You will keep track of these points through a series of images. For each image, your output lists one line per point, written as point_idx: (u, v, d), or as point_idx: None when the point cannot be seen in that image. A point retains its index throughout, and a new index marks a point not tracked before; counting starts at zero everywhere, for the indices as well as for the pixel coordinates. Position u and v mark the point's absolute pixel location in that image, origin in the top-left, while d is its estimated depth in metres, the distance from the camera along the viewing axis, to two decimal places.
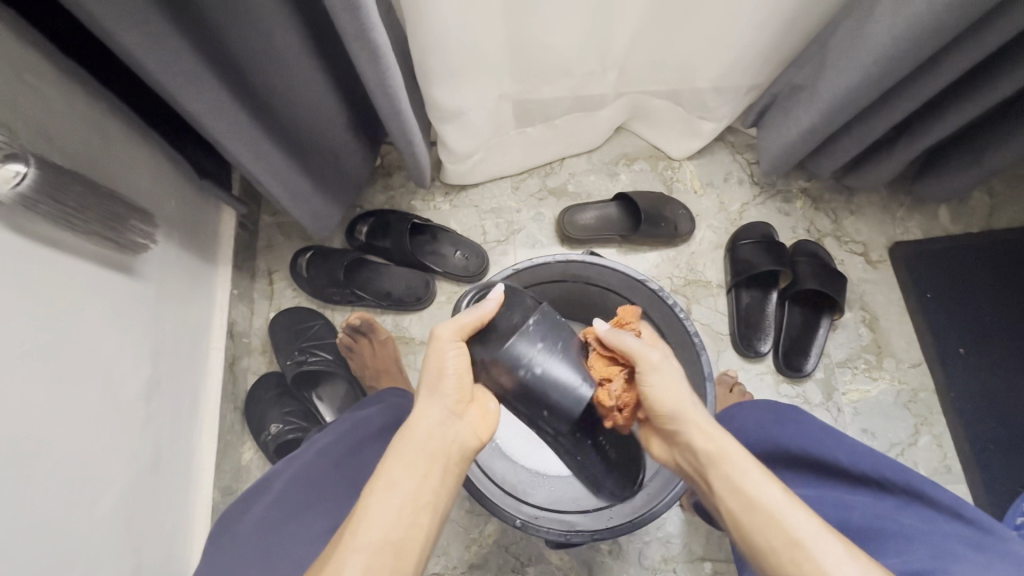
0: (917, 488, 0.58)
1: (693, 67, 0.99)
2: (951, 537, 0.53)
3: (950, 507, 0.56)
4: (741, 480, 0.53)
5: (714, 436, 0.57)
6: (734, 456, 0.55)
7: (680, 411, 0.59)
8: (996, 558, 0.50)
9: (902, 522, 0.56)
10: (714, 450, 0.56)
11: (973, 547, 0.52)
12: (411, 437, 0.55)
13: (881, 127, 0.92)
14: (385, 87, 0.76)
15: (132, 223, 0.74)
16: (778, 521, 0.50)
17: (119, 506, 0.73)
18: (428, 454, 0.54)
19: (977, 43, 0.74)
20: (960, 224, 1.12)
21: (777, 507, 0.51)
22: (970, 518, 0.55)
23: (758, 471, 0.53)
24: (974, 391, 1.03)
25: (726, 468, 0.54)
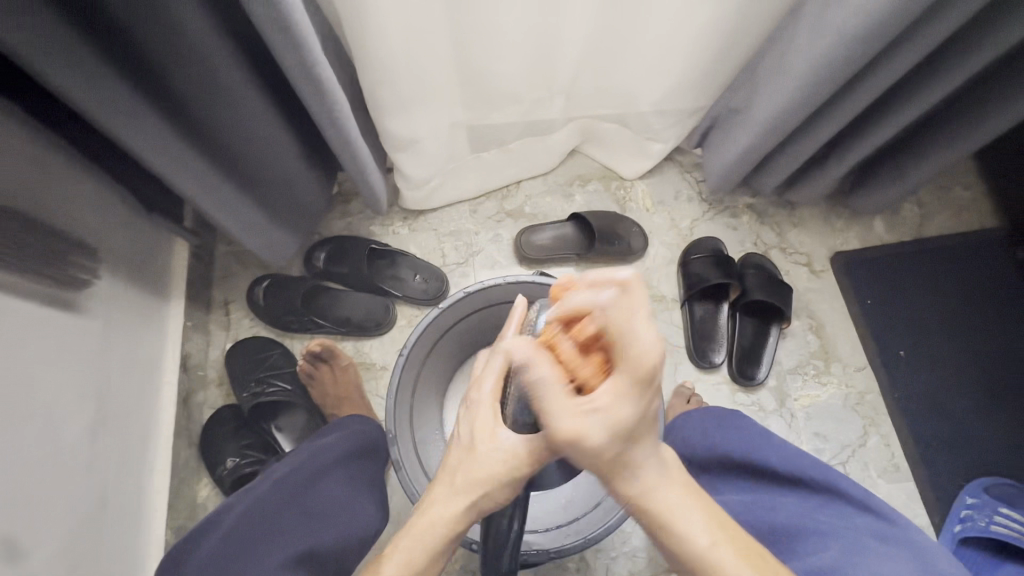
0: (836, 488, 0.64)
1: (636, 93, 1.03)
2: (860, 532, 0.58)
3: (860, 503, 0.62)
4: (670, 527, 0.49)
5: (650, 487, 0.49)
6: (661, 500, 0.49)
7: (576, 456, 0.48)
8: (899, 548, 0.56)
9: (821, 520, 0.60)
10: (639, 494, 0.50)
11: (879, 540, 0.57)
12: (429, 534, 0.54)
13: (812, 146, 0.98)
14: (333, 119, 0.77)
15: (72, 259, 0.75)
16: (705, 573, 0.48)
17: (63, 553, 0.70)
18: (444, 545, 0.54)
19: (886, 68, 0.81)
20: (893, 233, 1.19)
21: (705, 553, 0.48)
22: (877, 512, 0.61)
23: (700, 528, 0.49)
24: (916, 391, 1.08)
25: (664, 528, 0.50)
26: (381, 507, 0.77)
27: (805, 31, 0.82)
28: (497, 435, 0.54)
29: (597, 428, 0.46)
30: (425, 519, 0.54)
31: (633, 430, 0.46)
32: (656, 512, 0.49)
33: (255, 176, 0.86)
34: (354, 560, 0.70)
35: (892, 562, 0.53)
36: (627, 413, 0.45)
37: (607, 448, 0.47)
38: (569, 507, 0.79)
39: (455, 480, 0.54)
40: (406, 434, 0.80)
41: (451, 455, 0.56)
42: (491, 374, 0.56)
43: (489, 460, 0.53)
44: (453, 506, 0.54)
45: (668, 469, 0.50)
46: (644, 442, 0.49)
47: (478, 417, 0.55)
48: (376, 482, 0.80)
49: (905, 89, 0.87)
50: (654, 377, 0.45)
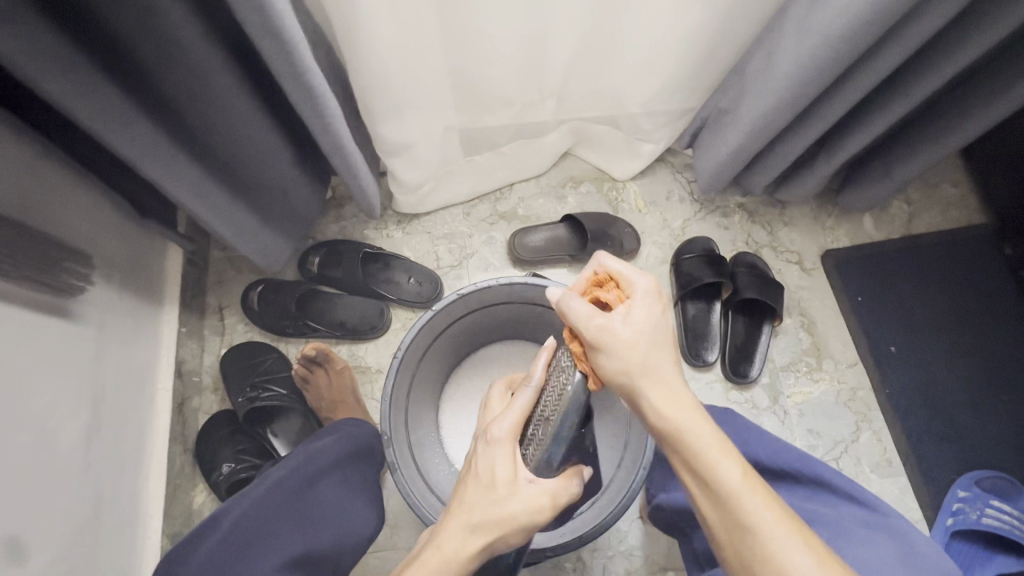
0: (822, 478, 0.64)
1: (627, 94, 1.04)
2: (845, 519, 0.59)
3: (848, 493, 0.62)
4: (698, 458, 0.50)
5: (677, 410, 0.52)
6: (692, 431, 0.51)
7: (599, 359, 0.54)
8: (880, 534, 0.56)
9: (804, 509, 0.62)
10: (667, 421, 0.52)
11: (862, 525, 0.58)
12: (443, 564, 0.54)
13: (800, 145, 0.99)
14: (326, 123, 0.78)
15: (68, 266, 0.75)
16: (730, 505, 0.49)
17: (58, 560, 0.70)
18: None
19: (871, 68, 0.82)
20: (882, 230, 1.20)
21: (728, 487, 0.49)
22: (864, 501, 0.61)
23: (728, 459, 0.50)
24: (907, 387, 1.09)
25: (689, 449, 0.51)
26: (378, 509, 0.78)
27: (791, 32, 0.83)
28: (518, 480, 0.58)
29: (620, 326, 0.54)
30: (438, 554, 0.55)
31: (652, 333, 0.54)
32: (684, 439, 0.51)
33: (248, 181, 0.86)
34: (347, 561, 0.71)
35: (872, 548, 0.55)
36: (644, 315, 0.55)
37: (628, 348, 0.54)
38: (564, 508, 0.80)
39: (474, 516, 0.56)
40: (401, 436, 0.80)
41: (470, 491, 0.58)
42: (515, 417, 0.60)
43: (508, 504, 0.56)
44: (469, 543, 0.55)
45: (696, 408, 0.53)
46: (664, 361, 0.54)
47: (499, 459, 0.59)
48: (372, 484, 0.80)
49: (890, 89, 0.88)
50: (658, 296, 0.56)
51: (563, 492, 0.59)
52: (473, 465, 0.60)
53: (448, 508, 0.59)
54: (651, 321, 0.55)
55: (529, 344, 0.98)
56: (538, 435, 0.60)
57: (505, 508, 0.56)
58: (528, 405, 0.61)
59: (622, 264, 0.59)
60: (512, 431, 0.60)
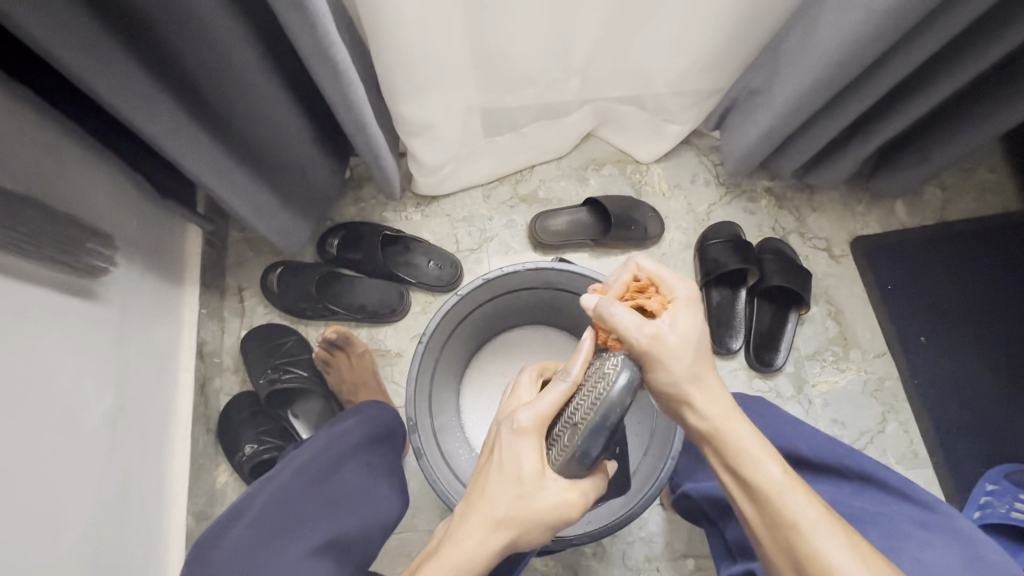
0: (870, 473, 0.63)
1: (654, 73, 1.01)
2: (901, 518, 0.58)
3: (899, 490, 0.61)
4: (743, 461, 0.53)
5: (716, 406, 0.56)
6: (736, 433, 0.54)
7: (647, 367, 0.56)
8: (938, 533, 0.56)
9: (855, 505, 0.61)
10: (716, 423, 0.55)
11: (920, 525, 0.57)
12: (464, 559, 0.52)
13: (835, 128, 0.95)
14: (348, 101, 0.76)
15: (89, 247, 0.74)
16: (774, 505, 0.51)
17: (88, 538, 0.71)
18: None
19: (917, 45, 0.78)
20: (915, 217, 1.16)
21: (769, 478, 0.52)
22: (918, 499, 0.60)
23: (762, 449, 0.53)
24: (936, 378, 1.07)
25: (726, 443, 0.54)
26: (402, 495, 0.77)
27: (833, 8, 0.79)
28: (545, 477, 0.56)
29: (673, 334, 0.55)
30: (460, 551, 0.53)
31: (697, 340, 0.56)
32: (728, 438, 0.54)
33: (268, 161, 0.85)
34: (376, 544, 0.70)
35: (933, 549, 0.54)
36: (692, 323, 0.56)
37: (673, 362, 0.55)
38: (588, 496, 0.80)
39: (498, 509, 0.54)
40: (426, 421, 0.78)
41: (493, 482, 0.56)
42: (544, 411, 0.56)
43: (531, 505, 0.54)
44: (488, 541, 0.53)
45: (735, 410, 0.56)
46: (710, 366, 0.57)
47: (524, 453, 0.56)
48: (396, 469, 0.80)
49: (935, 68, 0.84)
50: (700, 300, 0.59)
51: (583, 494, 0.57)
52: (497, 454, 0.57)
53: (472, 505, 0.55)
54: (698, 326, 0.57)
55: (551, 328, 0.98)
56: (564, 438, 0.55)
57: (529, 508, 0.54)
58: (558, 404, 0.56)
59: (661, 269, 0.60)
60: (539, 426, 0.56)
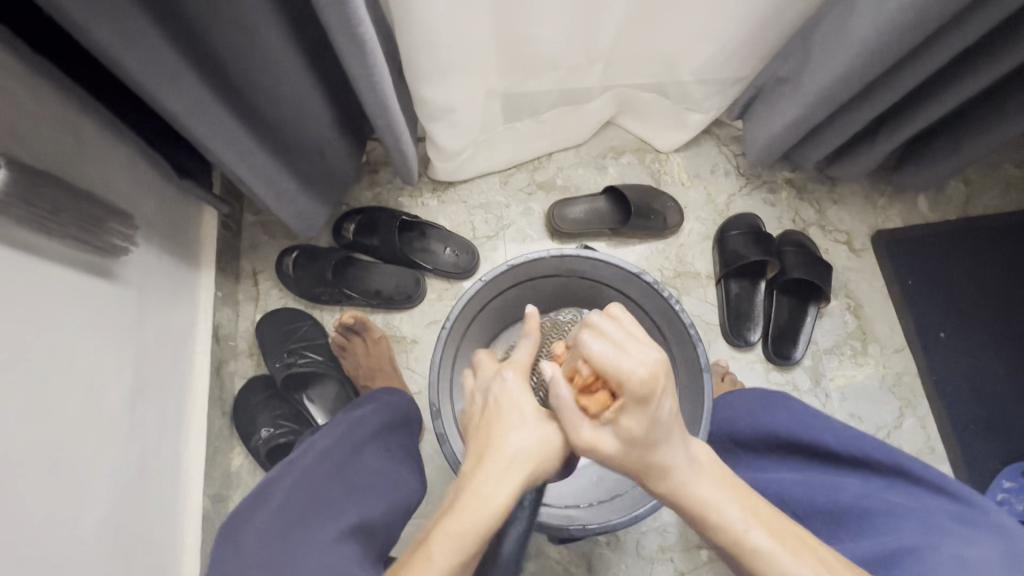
0: (905, 469, 0.63)
1: (678, 60, 0.99)
2: (938, 514, 0.58)
3: (936, 485, 0.62)
4: (709, 524, 0.52)
5: (675, 472, 0.53)
6: (697, 495, 0.53)
7: (599, 461, 0.56)
8: (980, 530, 0.56)
9: (889, 500, 0.61)
10: (675, 492, 0.53)
11: (960, 522, 0.57)
12: (480, 507, 0.48)
13: (863, 118, 0.94)
14: (372, 82, 0.74)
15: (111, 225, 0.72)
16: (750, 562, 0.50)
17: (107, 518, 0.71)
18: (501, 518, 0.48)
19: (954, 33, 0.76)
20: (937, 212, 1.15)
21: (741, 536, 0.50)
22: (955, 495, 0.60)
23: (727, 505, 0.52)
24: (955, 374, 1.06)
25: (691, 510, 0.53)
26: (421, 481, 0.77)
27: None
28: (542, 416, 0.56)
29: (611, 438, 0.52)
30: (479, 493, 0.49)
31: (648, 434, 0.51)
32: (688, 506, 0.53)
33: (287, 141, 0.84)
34: (398, 528, 0.69)
35: (974, 544, 0.54)
36: (633, 423, 0.50)
37: (617, 459, 0.53)
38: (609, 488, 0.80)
39: (510, 447, 0.53)
40: (447, 407, 0.78)
41: (497, 431, 0.54)
42: (524, 363, 0.60)
43: (541, 436, 0.54)
44: (507, 478, 0.50)
45: (697, 467, 0.54)
46: (668, 443, 0.52)
47: (521, 398, 0.57)
48: (415, 455, 0.79)
49: (970, 58, 0.82)
50: (649, 397, 0.48)
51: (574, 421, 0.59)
52: (493, 408, 0.57)
53: (480, 456, 0.53)
54: (647, 424, 0.51)
55: None
56: None
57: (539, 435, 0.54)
58: (533, 357, 0.61)
59: (608, 348, 0.49)
60: (522, 371, 0.59)
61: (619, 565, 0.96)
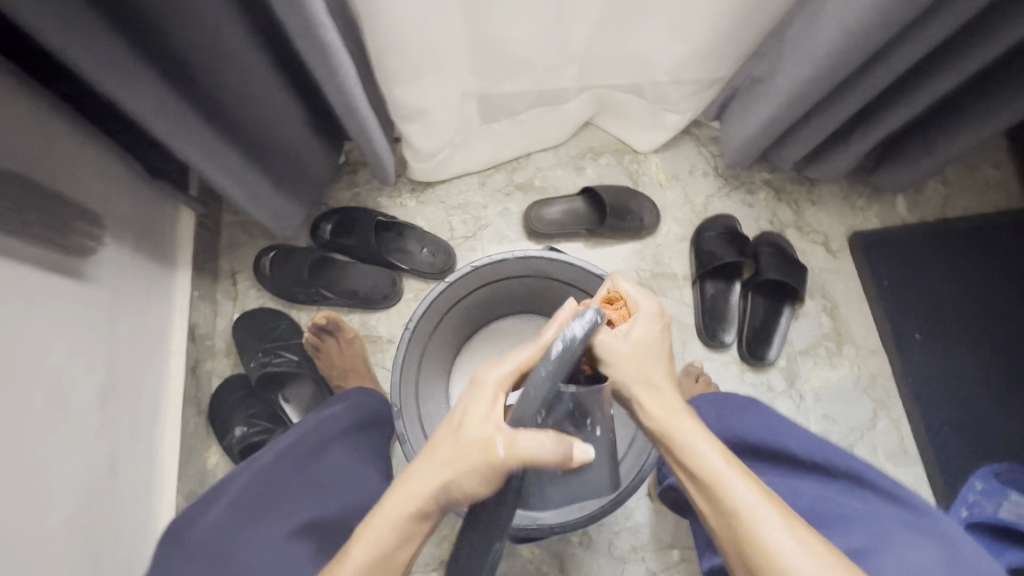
0: (859, 475, 0.64)
1: (653, 62, 0.99)
2: (887, 519, 0.59)
3: (885, 492, 0.63)
4: (686, 452, 0.53)
5: (664, 401, 0.56)
6: (680, 426, 0.54)
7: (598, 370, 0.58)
8: (923, 535, 0.57)
9: (842, 504, 0.61)
10: (659, 418, 0.55)
11: (906, 526, 0.59)
12: (394, 513, 0.51)
13: (836, 120, 0.94)
14: (340, 84, 0.75)
15: (78, 226, 0.74)
16: (716, 493, 0.51)
17: (75, 515, 0.72)
18: (413, 525, 0.52)
19: (920, 35, 0.76)
20: (916, 213, 1.15)
21: (712, 465, 0.52)
22: (902, 500, 0.61)
23: (704, 438, 0.54)
24: (930, 376, 1.06)
25: (671, 438, 0.54)
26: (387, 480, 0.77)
27: None
28: (488, 420, 0.53)
29: (626, 342, 0.57)
30: (398, 496, 0.52)
31: (650, 349, 0.58)
32: (670, 432, 0.54)
33: (260, 142, 0.84)
34: None
35: (920, 549, 0.55)
36: (645, 331, 0.58)
37: (623, 363, 0.56)
38: None
39: (438, 455, 0.52)
40: (412, 407, 0.79)
41: (442, 433, 0.54)
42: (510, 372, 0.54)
43: (467, 445, 0.52)
44: (423, 484, 0.52)
45: (682, 407, 0.56)
46: (659, 369, 0.58)
47: (476, 404, 0.54)
48: (383, 454, 0.80)
49: (939, 60, 0.82)
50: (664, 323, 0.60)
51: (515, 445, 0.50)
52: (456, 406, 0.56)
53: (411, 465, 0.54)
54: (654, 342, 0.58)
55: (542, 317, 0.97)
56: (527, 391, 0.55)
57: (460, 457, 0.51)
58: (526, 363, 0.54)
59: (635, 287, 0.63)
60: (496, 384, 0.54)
61: (591, 564, 0.97)
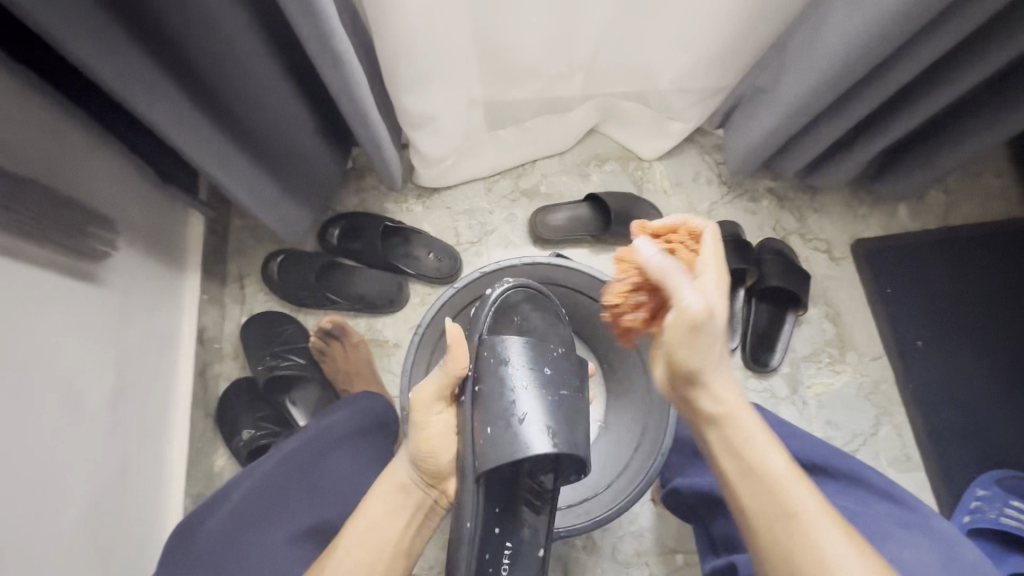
0: (858, 474, 0.64)
1: (658, 71, 1.01)
2: (882, 517, 0.60)
3: (884, 490, 0.63)
4: (749, 447, 0.53)
5: (733, 394, 0.55)
6: (744, 422, 0.54)
7: (686, 338, 0.52)
8: (919, 534, 0.57)
9: (838, 506, 0.63)
10: (728, 410, 0.54)
11: (903, 525, 0.59)
12: (380, 488, 0.65)
13: (838, 129, 0.95)
14: (350, 91, 0.76)
15: (92, 231, 0.75)
16: (778, 496, 0.50)
17: (85, 517, 0.72)
18: (393, 495, 0.64)
19: (921, 47, 0.78)
20: (918, 221, 1.16)
21: (773, 465, 0.52)
22: (902, 499, 0.61)
23: (765, 438, 0.53)
24: (932, 382, 1.07)
25: (736, 431, 0.53)
26: None
27: (840, 8, 0.78)
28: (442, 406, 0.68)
29: (716, 307, 0.53)
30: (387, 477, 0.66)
31: (731, 324, 0.55)
32: (735, 425, 0.54)
33: (270, 149, 0.86)
34: None
35: (912, 549, 0.56)
36: (725, 306, 0.55)
37: (706, 339, 0.53)
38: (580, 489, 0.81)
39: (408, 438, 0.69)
40: None
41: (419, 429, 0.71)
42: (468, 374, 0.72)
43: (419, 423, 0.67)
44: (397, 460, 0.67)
45: (745, 403, 0.55)
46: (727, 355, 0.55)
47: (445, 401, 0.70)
48: (387, 458, 0.80)
49: (940, 71, 0.84)
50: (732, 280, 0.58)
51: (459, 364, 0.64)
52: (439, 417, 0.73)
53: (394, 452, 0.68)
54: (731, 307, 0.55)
55: None
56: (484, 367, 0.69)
57: (420, 418, 0.65)
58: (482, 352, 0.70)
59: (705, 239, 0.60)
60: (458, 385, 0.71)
61: (596, 569, 0.97)
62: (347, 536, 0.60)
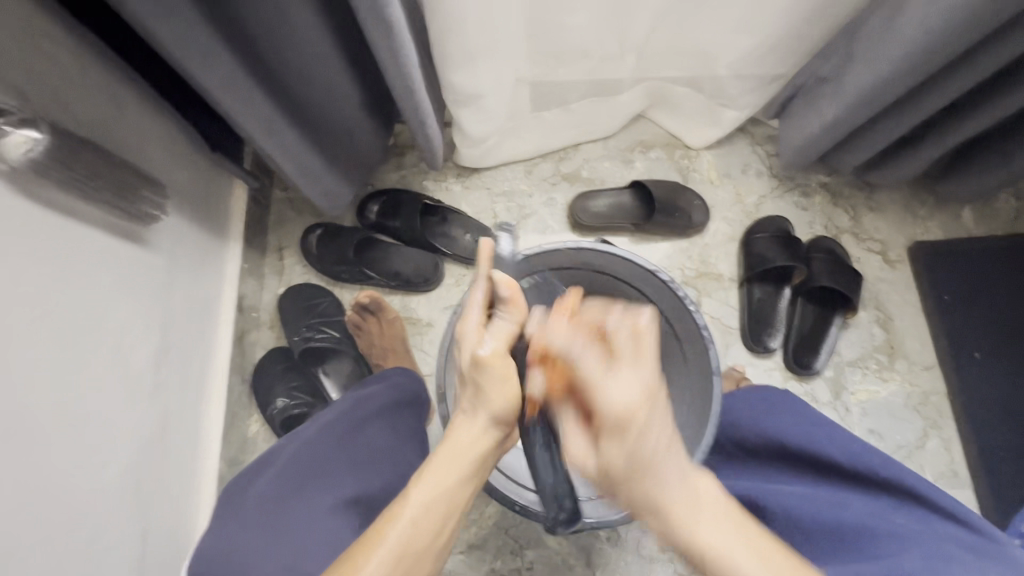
0: (917, 491, 0.62)
1: (715, 54, 0.96)
2: (949, 538, 0.56)
3: (945, 510, 0.60)
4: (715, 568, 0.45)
5: (688, 497, 0.48)
6: (704, 533, 0.46)
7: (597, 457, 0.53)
8: (991, 558, 0.54)
9: (897, 520, 0.59)
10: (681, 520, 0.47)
11: (973, 548, 0.55)
12: (457, 456, 0.54)
13: (906, 123, 0.89)
14: (399, 65, 0.75)
15: (144, 195, 0.74)
16: None
17: (128, 472, 0.75)
18: (470, 468, 0.55)
19: (1010, 36, 0.72)
20: (983, 226, 1.09)
21: None
22: (965, 521, 0.59)
23: (739, 544, 0.45)
24: (988, 397, 1.01)
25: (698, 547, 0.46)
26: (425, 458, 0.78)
27: None
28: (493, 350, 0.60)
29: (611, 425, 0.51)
30: (459, 440, 0.55)
31: (649, 441, 0.50)
32: (691, 542, 0.46)
33: (315, 121, 0.85)
34: None
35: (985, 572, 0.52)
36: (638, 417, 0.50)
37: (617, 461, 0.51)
38: None
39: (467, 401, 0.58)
40: None
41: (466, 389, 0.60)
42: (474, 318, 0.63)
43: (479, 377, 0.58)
44: (473, 425, 0.56)
45: (710, 503, 0.48)
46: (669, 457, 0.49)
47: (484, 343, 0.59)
48: (419, 436, 0.80)
49: None
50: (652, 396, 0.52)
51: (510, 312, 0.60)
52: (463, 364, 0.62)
53: (452, 416, 0.59)
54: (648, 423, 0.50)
55: None
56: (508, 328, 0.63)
57: (498, 370, 0.57)
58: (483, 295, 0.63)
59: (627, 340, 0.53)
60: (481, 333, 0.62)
61: (618, 561, 0.96)
62: (410, 504, 0.51)
